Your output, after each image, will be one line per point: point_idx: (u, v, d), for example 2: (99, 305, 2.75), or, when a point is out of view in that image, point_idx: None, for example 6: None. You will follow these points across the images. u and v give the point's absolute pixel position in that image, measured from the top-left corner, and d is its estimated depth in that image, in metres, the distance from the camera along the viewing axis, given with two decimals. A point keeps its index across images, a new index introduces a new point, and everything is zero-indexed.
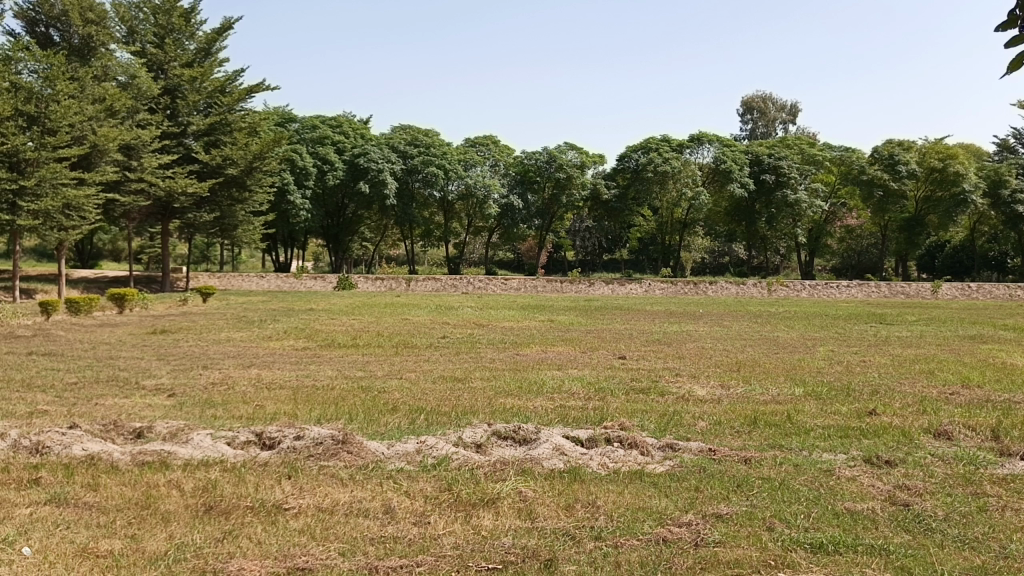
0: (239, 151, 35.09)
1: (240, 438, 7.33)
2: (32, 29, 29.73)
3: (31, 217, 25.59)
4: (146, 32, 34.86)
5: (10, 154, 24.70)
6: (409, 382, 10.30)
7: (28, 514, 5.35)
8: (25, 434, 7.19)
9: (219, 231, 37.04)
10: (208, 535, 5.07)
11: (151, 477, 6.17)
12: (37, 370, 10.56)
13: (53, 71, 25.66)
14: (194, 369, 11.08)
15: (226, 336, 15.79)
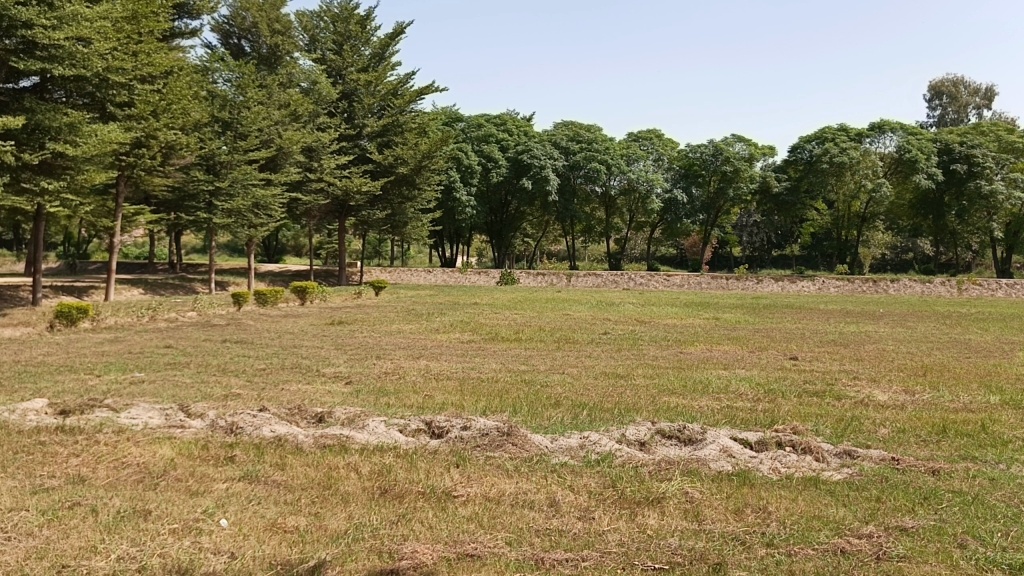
0: (409, 151, 36.50)
1: (411, 426, 7.63)
2: (226, 41, 32.42)
3: (225, 215, 27.84)
4: (326, 40, 37.02)
5: (206, 157, 26.89)
6: (572, 377, 10.36)
7: (225, 489, 5.83)
8: (222, 415, 7.83)
9: (390, 227, 38.70)
10: (384, 517, 5.31)
11: (331, 460, 6.54)
12: (231, 356, 11.48)
13: (245, 80, 27.69)
14: (368, 358, 11.67)
15: (397, 328, 16.51)
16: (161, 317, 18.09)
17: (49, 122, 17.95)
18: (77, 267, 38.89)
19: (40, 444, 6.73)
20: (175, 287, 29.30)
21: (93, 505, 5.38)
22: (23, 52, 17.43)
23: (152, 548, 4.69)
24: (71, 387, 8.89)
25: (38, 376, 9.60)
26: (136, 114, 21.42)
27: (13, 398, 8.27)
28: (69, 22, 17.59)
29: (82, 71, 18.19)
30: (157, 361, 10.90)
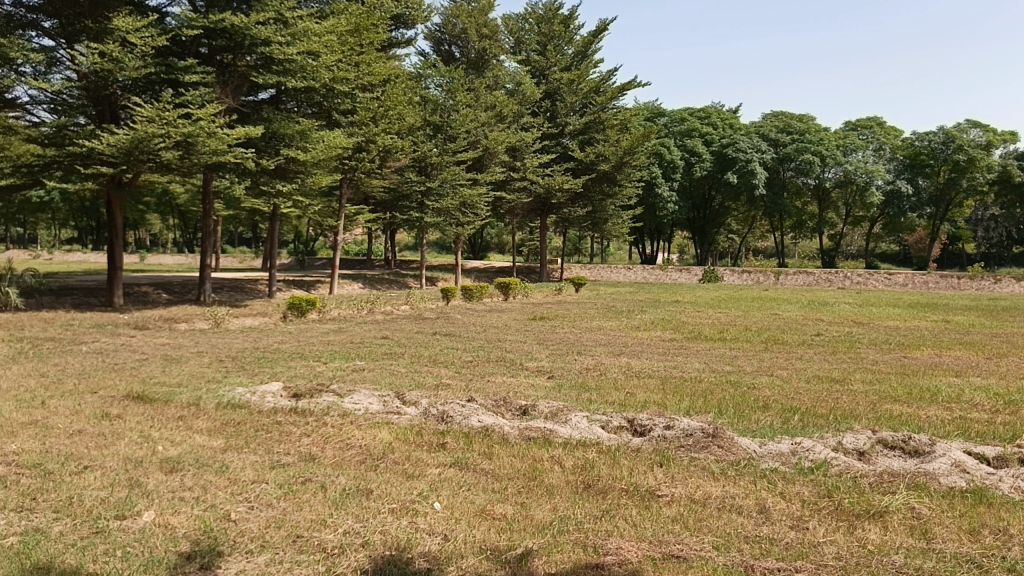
0: (611, 147, 36.49)
1: (613, 423, 7.64)
2: (438, 47, 33.90)
3: (435, 214, 29.22)
4: (531, 41, 37.97)
5: (419, 160, 28.36)
6: (781, 379, 9.90)
7: (438, 473, 6.13)
8: (434, 403, 8.25)
9: (591, 224, 38.94)
10: (588, 512, 5.35)
11: (536, 452, 6.68)
12: (441, 349, 12.07)
13: (454, 84, 28.88)
14: (571, 354, 11.81)
15: (598, 325, 16.59)
16: (378, 310, 19.34)
17: (284, 130, 19.71)
18: (305, 263, 42.47)
19: (277, 423, 7.41)
20: (390, 282, 31.17)
21: (323, 482, 5.85)
22: (262, 67, 19.25)
23: (374, 525, 5.02)
24: (301, 373, 9.74)
25: (275, 361, 10.60)
26: (357, 120, 22.98)
27: (255, 381, 9.20)
28: (301, 38, 19.20)
29: (311, 81, 19.75)
30: (375, 351, 11.66)
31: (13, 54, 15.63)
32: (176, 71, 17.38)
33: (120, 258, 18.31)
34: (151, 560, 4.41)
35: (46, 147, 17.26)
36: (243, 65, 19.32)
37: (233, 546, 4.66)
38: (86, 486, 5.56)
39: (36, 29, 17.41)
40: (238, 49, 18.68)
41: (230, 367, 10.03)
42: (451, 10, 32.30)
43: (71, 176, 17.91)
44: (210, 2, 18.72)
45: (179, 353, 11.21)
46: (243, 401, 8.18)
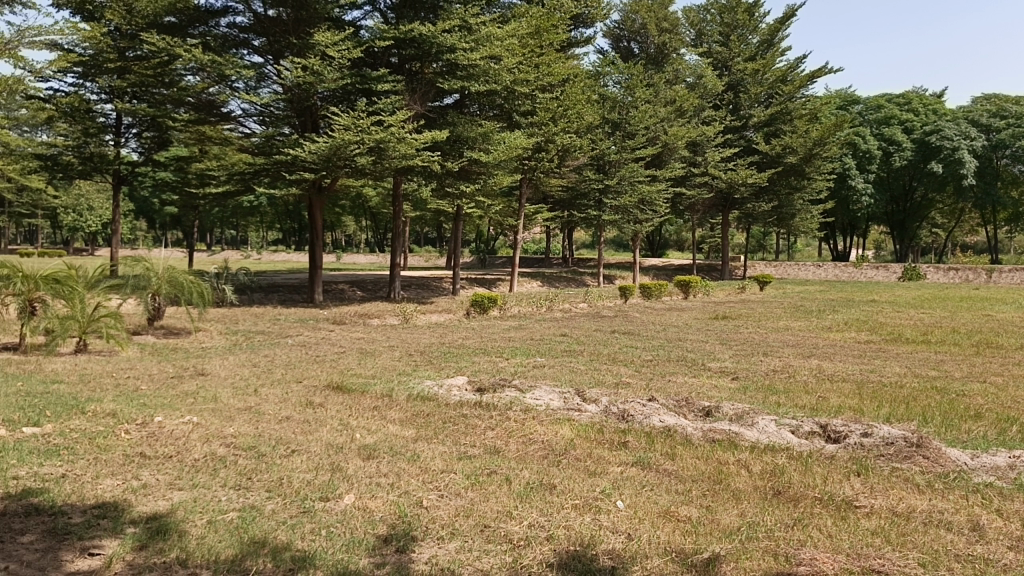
0: (799, 139, 34.83)
1: (804, 428, 7.31)
2: (617, 44, 33.86)
3: (614, 212, 29.15)
4: (713, 32, 37.11)
5: (598, 157, 28.49)
6: (995, 387, 9.06)
7: (620, 472, 6.11)
8: (614, 401, 8.24)
9: (777, 220, 37.37)
10: (779, 519, 5.14)
11: (721, 455, 6.51)
12: (620, 347, 12.01)
13: (633, 80, 28.65)
14: (756, 355, 11.41)
15: (785, 325, 15.91)
16: (558, 308, 19.58)
17: (467, 133, 20.35)
18: (486, 262, 43.68)
19: (463, 416, 7.68)
20: (568, 280, 31.44)
21: (507, 475, 6.00)
22: (447, 73, 20.01)
23: (558, 520, 5.08)
24: (485, 368, 10.05)
25: (460, 356, 10.99)
26: (537, 121, 23.35)
27: (441, 375, 9.59)
28: (484, 43, 19.71)
29: (494, 85, 20.19)
30: (555, 348, 11.82)
31: (228, 72, 17.22)
32: (369, 81, 18.40)
33: (319, 258, 19.65)
34: (352, 540, 4.70)
35: (256, 155, 18.88)
36: (430, 72, 20.30)
37: (426, 531, 4.88)
38: (294, 468, 6.03)
39: (248, 49, 19.08)
40: (425, 57, 19.52)
41: (419, 361, 10.51)
42: (630, 6, 32.10)
43: (277, 183, 19.43)
44: (400, 14, 19.72)
45: (372, 346, 11.90)
46: (432, 394, 8.54)
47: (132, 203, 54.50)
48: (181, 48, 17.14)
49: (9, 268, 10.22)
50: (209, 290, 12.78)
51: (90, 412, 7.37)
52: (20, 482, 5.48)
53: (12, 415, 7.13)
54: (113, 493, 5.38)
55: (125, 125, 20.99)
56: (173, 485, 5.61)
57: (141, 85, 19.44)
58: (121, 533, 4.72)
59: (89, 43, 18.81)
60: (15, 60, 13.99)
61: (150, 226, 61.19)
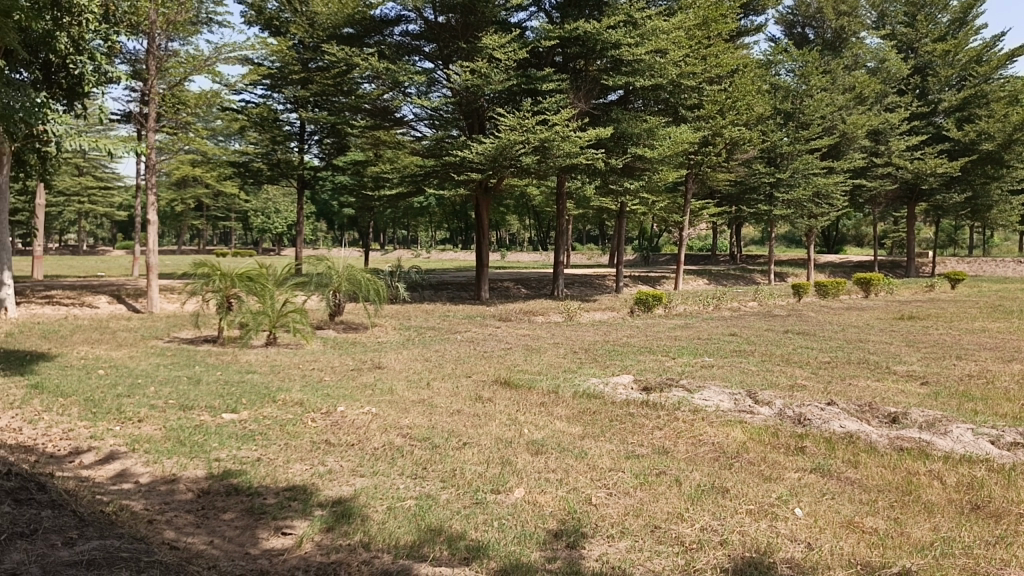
0: (997, 124, 31.97)
1: (1006, 438, 6.70)
2: (791, 31, 32.62)
3: (786, 206, 27.98)
4: (897, 13, 34.87)
5: (770, 149, 27.62)
6: None
7: (798, 478, 5.84)
8: (789, 405, 7.89)
9: (970, 212, 34.50)
10: (979, 536, 4.74)
11: (910, 464, 6.08)
12: (794, 348, 11.48)
13: (808, 68, 27.34)
14: (948, 358, 10.58)
15: (981, 326, 14.65)
16: (725, 307, 19.02)
17: (631, 130, 20.15)
18: (650, 259, 43.21)
19: (630, 415, 7.61)
20: (736, 277, 30.50)
21: (677, 476, 5.88)
22: (612, 69, 19.94)
23: (731, 525, 4.93)
24: (651, 366, 9.91)
25: (627, 355, 10.89)
26: (704, 114, 22.77)
27: (607, 373, 9.55)
28: (650, 37, 19.43)
29: (660, 79, 19.82)
30: (724, 348, 11.48)
31: (401, 78, 18.03)
32: (534, 81, 18.62)
33: (485, 256, 20.13)
34: (523, 534, 4.77)
35: (426, 158, 19.61)
36: (595, 69, 20.34)
37: (596, 529, 4.87)
38: (466, 460, 6.20)
39: (419, 55, 19.89)
40: (590, 54, 19.55)
41: (584, 358, 10.53)
42: None
43: (445, 184, 20.09)
44: (564, 13, 19.87)
45: (538, 343, 12.06)
46: (598, 391, 8.52)
47: (313, 205, 58.19)
48: (359, 57, 18.14)
49: (209, 267, 11.14)
50: (385, 286, 13.27)
51: (280, 401, 7.90)
52: (221, 464, 5.96)
53: (214, 402, 7.78)
54: (302, 477, 5.75)
55: (308, 133, 22.40)
56: (355, 472, 5.92)
57: (322, 94, 20.71)
58: (309, 515, 5.03)
59: (277, 57, 20.24)
60: (214, 76, 15.24)
61: (329, 228, 65.14)
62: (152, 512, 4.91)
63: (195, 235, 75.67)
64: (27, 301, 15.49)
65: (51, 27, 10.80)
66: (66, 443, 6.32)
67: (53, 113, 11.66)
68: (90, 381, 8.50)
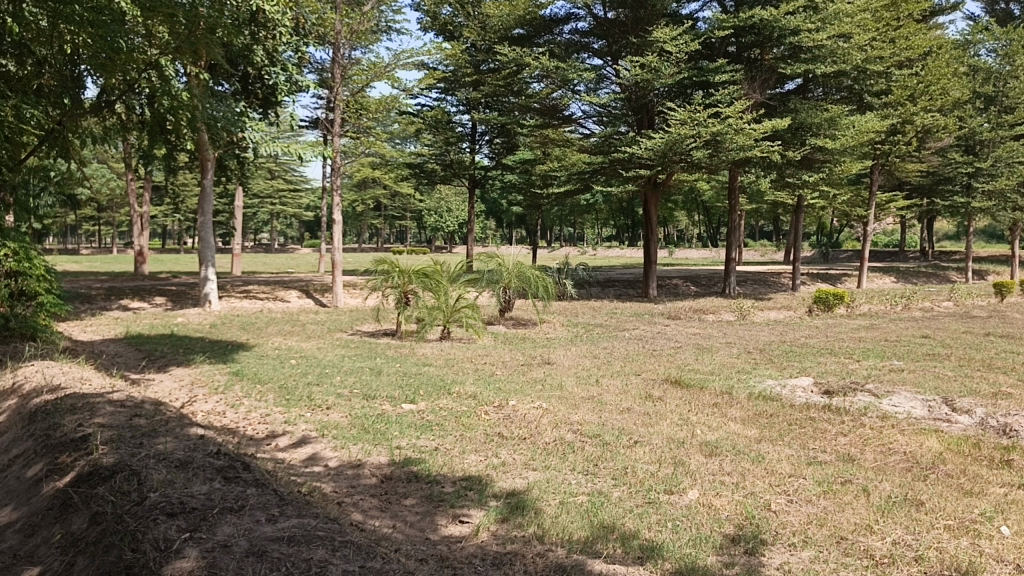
0: None
1: None
2: (992, 8, 30.29)
3: (986, 198, 25.75)
4: None
5: (967, 136, 25.54)
6: None
7: (1003, 494, 5.35)
8: (992, 414, 7.25)
9: None
10: None
11: None
12: (997, 352, 10.53)
13: (1013, 46, 25.02)
14: None
15: None
16: (915, 306, 17.75)
17: (810, 120, 19.21)
18: (829, 256, 41.05)
19: (811, 420, 7.26)
20: (927, 275, 28.39)
21: (864, 486, 5.55)
22: (790, 57, 19.13)
23: (928, 540, 4.59)
24: (834, 369, 9.40)
25: (805, 356, 10.41)
26: (892, 100, 21.34)
27: (785, 375, 9.15)
28: (832, 21, 18.42)
29: (844, 66, 18.70)
30: (915, 351, 10.69)
31: (571, 76, 18.24)
32: (706, 73, 18.15)
33: (653, 254, 19.86)
34: (699, 536, 4.66)
35: (595, 155, 19.64)
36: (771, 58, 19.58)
37: (776, 536, 4.68)
38: (638, 459, 6.14)
39: (587, 52, 20.00)
40: (766, 42, 18.88)
41: (759, 359, 10.15)
42: None
43: (613, 180, 20.00)
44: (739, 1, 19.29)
45: (710, 342, 11.73)
46: (775, 394, 8.18)
47: (483, 204, 59.75)
48: (530, 57, 18.53)
49: (388, 263, 11.71)
50: (553, 283, 13.33)
51: (455, 393, 8.17)
52: (402, 452, 6.23)
53: (394, 392, 8.15)
54: (477, 468, 5.91)
55: (480, 133, 22.98)
56: (528, 465, 6.02)
57: (494, 95, 21.19)
58: (485, 505, 5.16)
59: (450, 61, 20.94)
60: (392, 82, 15.95)
61: (499, 226, 66.68)
62: (340, 494, 5.21)
63: (374, 233, 79.78)
64: (228, 296, 16.90)
65: (249, 42, 11.67)
66: (264, 426, 6.84)
67: (251, 122, 12.65)
68: (283, 370, 9.16)
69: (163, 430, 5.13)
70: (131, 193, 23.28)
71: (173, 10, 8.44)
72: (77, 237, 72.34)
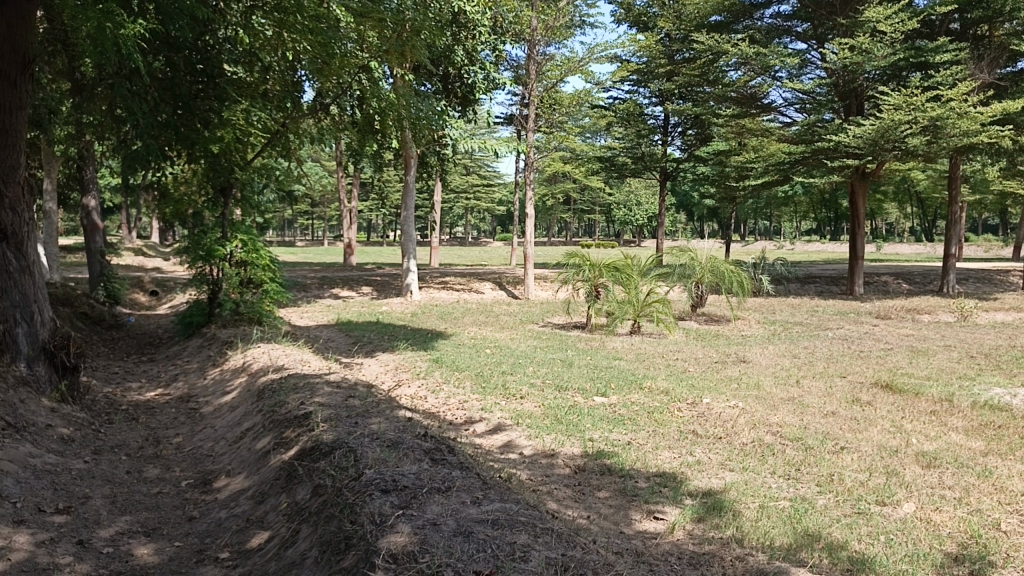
0: None
1: None
2: None
3: None
4: None
5: None
6: None
7: None
8: None
9: None
10: None
11: None
12: None
13: None
14: None
15: None
16: None
17: None
18: None
19: None
20: None
21: None
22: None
23: None
24: None
25: None
26: None
27: (1015, 383, 8.28)
28: None
29: None
30: None
31: (771, 62, 17.51)
32: (925, 53, 16.65)
33: (859, 248, 18.62)
34: (916, 553, 4.32)
35: (796, 145, 18.73)
36: (1002, 33, 17.77)
37: (1007, 559, 4.25)
38: (845, 466, 5.79)
39: (789, 37, 19.06)
40: (995, 16, 17.18)
41: (984, 365, 9.26)
42: None
43: (815, 171, 18.96)
44: None
45: (925, 345, 10.85)
46: (1004, 404, 7.42)
47: (674, 197, 58.59)
48: (728, 44, 17.99)
49: (580, 257, 11.78)
50: (748, 279, 12.86)
51: (647, 388, 8.10)
52: (595, 444, 6.25)
53: (585, 385, 8.20)
54: (672, 465, 5.82)
55: (673, 125, 22.57)
56: (725, 465, 5.84)
57: (688, 85, 20.76)
58: (680, 503, 5.06)
59: (644, 53, 20.75)
60: (586, 76, 16.01)
61: (689, 219, 65.31)
62: (536, 482, 5.31)
63: (563, 226, 80.67)
64: (428, 287, 17.73)
65: (452, 42, 12.32)
66: (462, 412, 7.11)
67: (451, 120, 13.20)
68: (479, 358, 9.47)
69: (375, 411, 5.47)
70: (340, 188, 24.88)
71: (383, 13, 8.93)
72: (293, 230, 78.70)
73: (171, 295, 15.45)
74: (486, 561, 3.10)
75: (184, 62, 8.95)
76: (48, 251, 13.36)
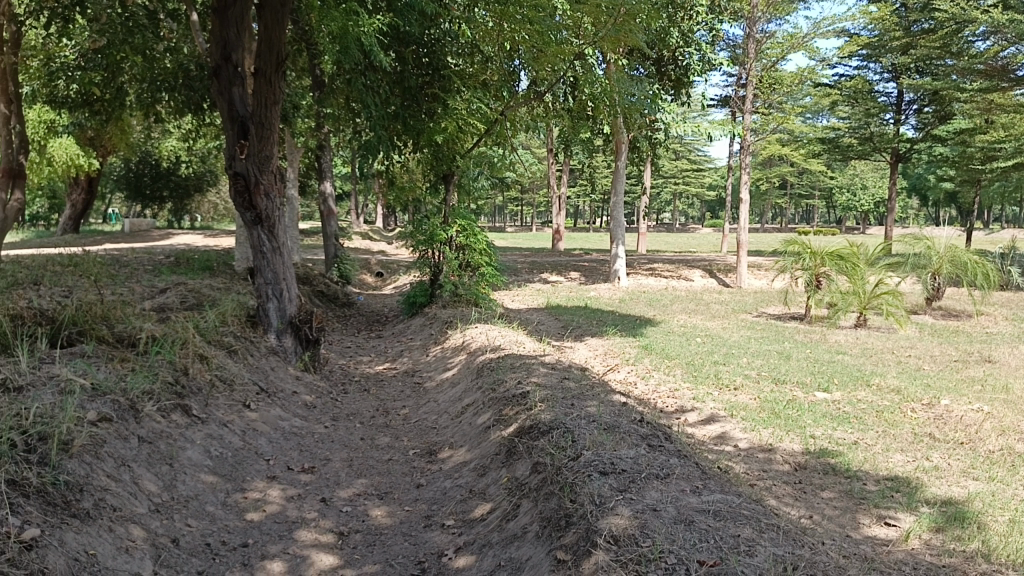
0: None
1: None
2: None
3: None
4: None
5: None
6: None
7: None
8: None
9: None
10: None
11: None
12: None
13: None
14: None
15: None
16: None
17: None
18: None
19: None
20: None
21: None
22: None
23: None
24: None
25: None
26: None
27: None
28: None
29: None
30: None
31: None
32: None
33: None
34: None
35: None
36: None
37: None
38: None
39: None
40: None
41: None
42: None
43: None
44: None
45: None
46: None
47: (906, 179, 54.05)
48: (976, 12, 16.39)
49: (800, 244, 11.22)
50: (995, 270, 11.59)
51: (875, 386, 7.56)
52: (817, 442, 5.93)
53: (805, 379, 7.81)
54: (905, 469, 5.40)
55: (907, 102, 20.87)
56: (968, 473, 5.34)
57: (926, 58, 19.09)
58: (916, 510, 4.69)
59: (876, 25, 19.37)
60: (809, 53, 15.16)
61: (924, 203, 60.07)
62: (753, 477, 5.12)
63: (779, 212, 77.17)
64: (636, 274, 17.64)
65: (667, 23, 12.15)
66: (673, 400, 7.01)
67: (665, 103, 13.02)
68: (690, 347, 9.28)
69: (590, 394, 5.53)
70: (551, 175, 25.29)
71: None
72: (504, 215, 81.19)
73: (395, 277, 16.45)
74: (710, 552, 3.03)
75: (413, 56, 9.68)
76: (291, 234, 14.68)
